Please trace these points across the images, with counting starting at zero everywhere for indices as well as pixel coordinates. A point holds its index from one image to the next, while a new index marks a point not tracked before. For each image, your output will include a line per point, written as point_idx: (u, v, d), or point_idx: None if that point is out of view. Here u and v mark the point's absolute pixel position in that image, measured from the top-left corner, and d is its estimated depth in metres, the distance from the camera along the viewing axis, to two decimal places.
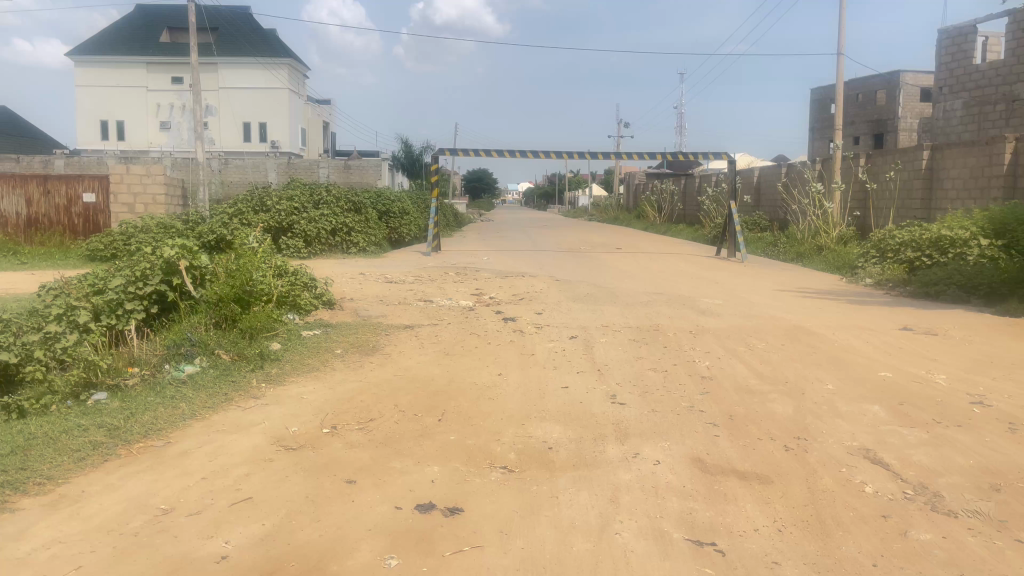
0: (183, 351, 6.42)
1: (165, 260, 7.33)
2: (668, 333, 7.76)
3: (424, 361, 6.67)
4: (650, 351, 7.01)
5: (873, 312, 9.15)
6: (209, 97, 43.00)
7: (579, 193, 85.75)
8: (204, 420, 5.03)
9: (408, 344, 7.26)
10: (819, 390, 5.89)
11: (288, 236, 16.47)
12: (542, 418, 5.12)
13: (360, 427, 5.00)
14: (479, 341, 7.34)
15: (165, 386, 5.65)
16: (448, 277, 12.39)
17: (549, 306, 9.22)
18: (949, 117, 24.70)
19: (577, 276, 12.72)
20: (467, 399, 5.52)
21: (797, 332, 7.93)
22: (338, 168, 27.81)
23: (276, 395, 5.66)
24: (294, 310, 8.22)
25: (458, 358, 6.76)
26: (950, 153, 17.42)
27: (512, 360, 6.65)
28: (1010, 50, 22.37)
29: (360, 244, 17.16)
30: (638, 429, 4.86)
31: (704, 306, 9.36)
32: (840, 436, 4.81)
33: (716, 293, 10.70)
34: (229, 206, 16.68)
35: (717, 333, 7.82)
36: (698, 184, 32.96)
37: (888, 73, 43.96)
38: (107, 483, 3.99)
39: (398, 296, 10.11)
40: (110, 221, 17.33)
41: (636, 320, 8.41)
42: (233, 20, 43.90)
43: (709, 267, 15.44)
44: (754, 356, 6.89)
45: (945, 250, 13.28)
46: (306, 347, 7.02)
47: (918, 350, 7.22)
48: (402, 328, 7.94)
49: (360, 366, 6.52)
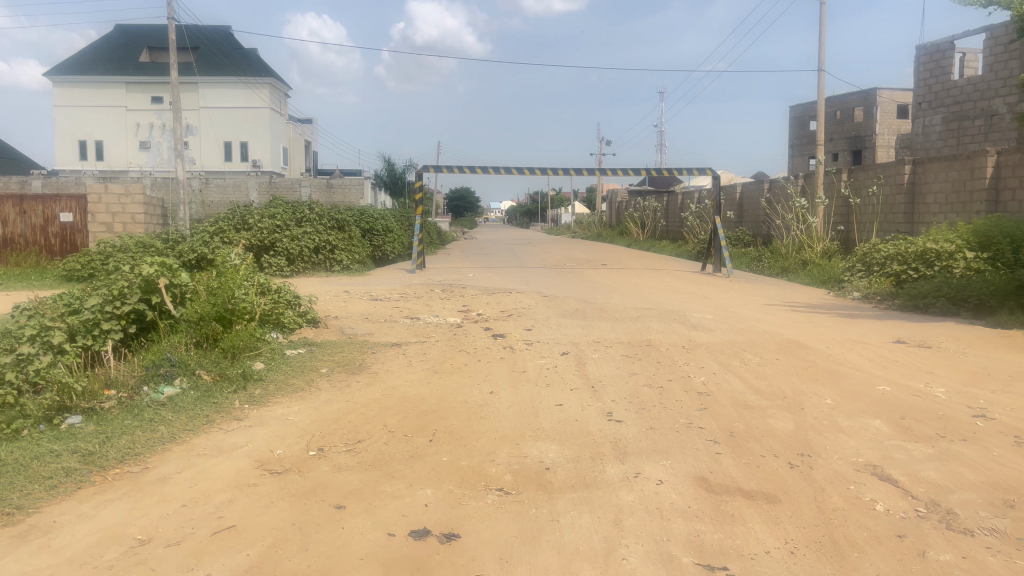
0: (163, 371, 6.21)
1: (144, 277, 7.09)
2: (661, 349, 7.62)
3: (413, 379, 6.48)
4: (644, 367, 6.87)
5: (865, 325, 9.07)
6: (190, 117, 42.70)
7: (560, 211, 85.97)
8: (184, 443, 4.81)
9: (395, 362, 7.07)
10: (819, 405, 5.76)
11: (269, 254, 16.22)
12: (537, 437, 4.95)
13: (348, 449, 4.81)
14: (468, 358, 7.17)
15: (144, 408, 5.42)
16: (434, 294, 12.23)
17: (538, 322, 9.06)
18: (928, 132, 24.90)
19: (565, 292, 12.59)
20: (459, 418, 5.34)
21: (790, 346, 7.82)
22: (321, 187, 27.64)
23: (259, 416, 5.45)
24: (278, 328, 8.00)
25: (447, 376, 6.58)
26: (932, 167, 17.52)
27: (502, 378, 6.48)
28: (988, 66, 22.58)
29: (343, 262, 17.00)
30: (637, 447, 4.70)
31: (695, 320, 9.26)
32: (846, 452, 4.67)
33: (706, 307, 10.61)
34: (209, 225, 16.47)
35: (710, 348, 7.70)
36: (680, 200, 33.03)
37: (865, 90, 44.43)
38: (80, 513, 3.77)
39: (384, 313, 9.92)
40: (88, 240, 17.08)
41: (627, 335, 8.27)
42: (214, 39, 43.68)
43: (695, 282, 15.36)
44: (749, 371, 6.76)
45: (931, 263, 13.27)
46: (291, 366, 6.81)
47: (914, 363, 7.12)
48: (389, 345, 7.75)
49: (346, 385, 6.31)
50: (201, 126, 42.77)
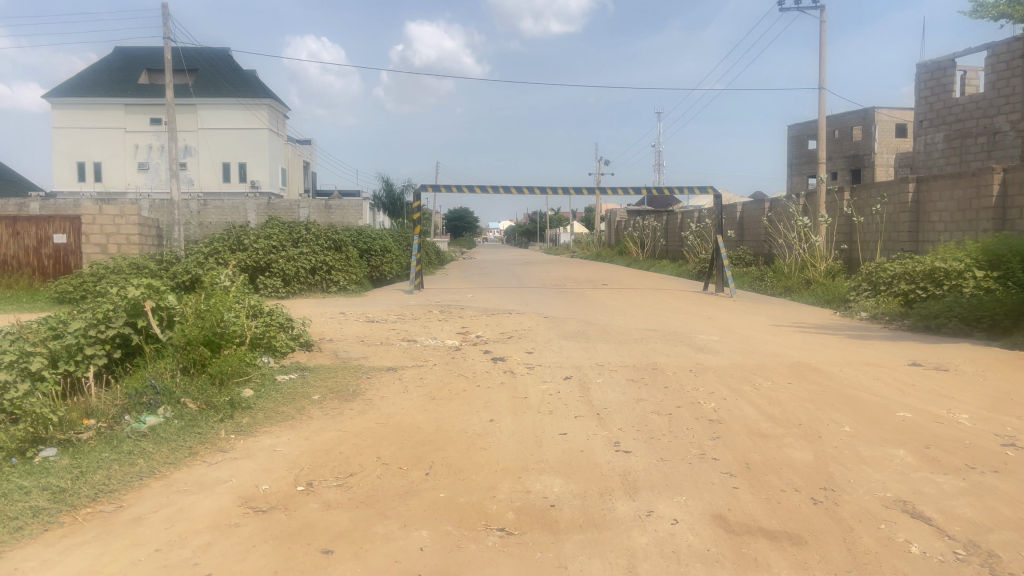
0: (146, 400, 5.90)
1: (130, 300, 6.80)
2: (668, 373, 7.31)
3: (409, 406, 6.17)
4: (651, 392, 6.57)
5: (878, 347, 8.78)
6: (188, 138, 42.59)
7: (559, 231, 86.01)
8: (164, 479, 4.50)
9: (391, 387, 6.76)
10: (837, 433, 5.46)
11: (265, 275, 15.95)
12: (541, 470, 4.65)
13: (339, 484, 4.51)
14: (467, 383, 6.86)
15: (124, 440, 5.09)
16: (432, 315, 11.93)
17: (540, 344, 8.76)
18: (930, 150, 24.76)
19: (567, 313, 12.31)
20: (458, 449, 5.03)
21: (802, 369, 7.52)
22: (319, 208, 27.47)
23: (245, 448, 5.13)
24: (270, 352, 7.69)
25: (445, 402, 6.26)
26: (937, 185, 17.31)
27: (502, 404, 6.17)
28: (990, 83, 22.46)
29: (340, 283, 16.73)
30: (648, 481, 4.40)
31: (702, 342, 8.97)
32: (872, 485, 4.36)
33: (712, 328, 10.32)
34: (204, 246, 16.21)
35: (719, 371, 7.41)
36: (679, 219, 32.84)
37: (864, 109, 44.43)
38: (44, 559, 3.45)
39: (380, 335, 9.61)
40: (82, 262, 16.78)
41: (632, 359, 7.97)
42: (213, 60, 43.67)
43: (698, 302, 15.08)
44: (761, 396, 6.46)
45: (940, 282, 13.00)
46: (281, 393, 6.48)
47: (933, 387, 6.83)
48: (384, 370, 7.44)
49: (339, 414, 5.99)
50: (200, 147, 42.65)
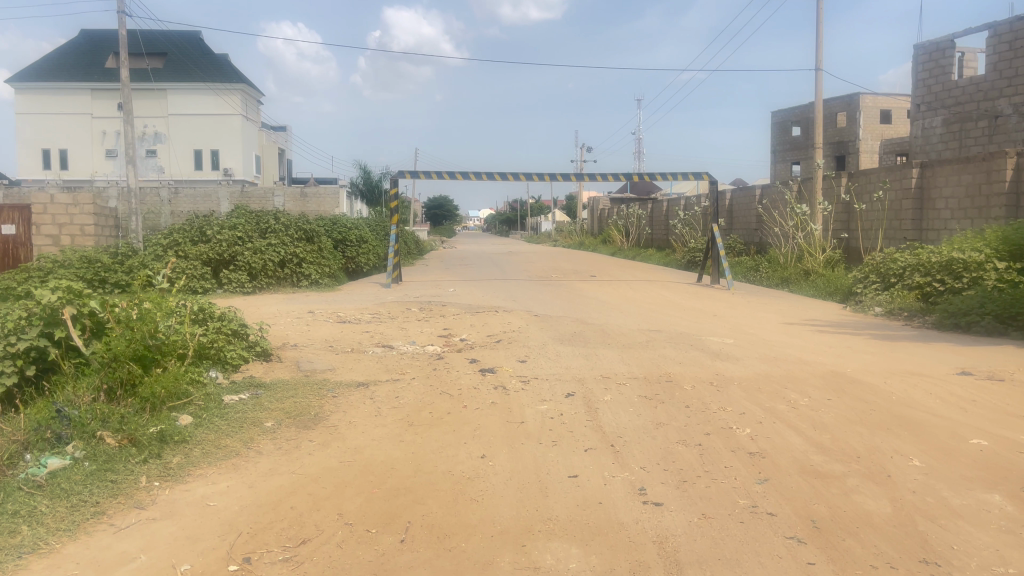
0: (52, 434, 4.75)
1: (45, 306, 5.65)
2: (686, 387, 6.26)
3: (381, 436, 5.08)
4: (671, 414, 5.52)
5: (914, 351, 7.79)
6: (157, 124, 40.97)
7: (539, 220, 85.02)
8: (52, 556, 3.39)
9: (361, 410, 5.66)
10: (908, 472, 4.45)
11: (229, 268, 14.74)
12: (551, 534, 3.59)
13: (286, 557, 3.43)
14: (451, 403, 5.77)
15: (10, 494, 3.96)
16: (411, 314, 10.83)
17: (533, 350, 7.71)
18: (928, 135, 23.92)
19: (558, 310, 11.25)
20: (442, 502, 3.96)
21: (838, 380, 6.51)
22: (294, 196, 26.22)
23: (171, 501, 4.02)
24: (218, 365, 6.55)
25: (425, 430, 5.17)
26: (943, 170, 16.40)
27: (495, 432, 5.09)
28: (991, 65, 21.61)
29: (312, 277, 15.52)
30: (695, 553, 3.36)
31: (716, 346, 7.95)
32: (983, 557, 3.36)
33: (722, 329, 9.32)
34: (162, 238, 14.99)
35: (744, 384, 6.39)
36: (666, 207, 31.86)
37: (848, 95, 43.64)
38: None
39: (351, 340, 8.49)
40: (32, 254, 15.54)
41: (641, 368, 6.91)
42: (182, 44, 42.00)
43: (695, 296, 14.10)
44: (802, 418, 5.44)
45: (959, 275, 12.04)
46: (226, 419, 5.35)
47: (996, 403, 5.84)
48: (353, 386, 6.33)
49: (294, 447, 4.88)
50: (170, 134, 41.07)
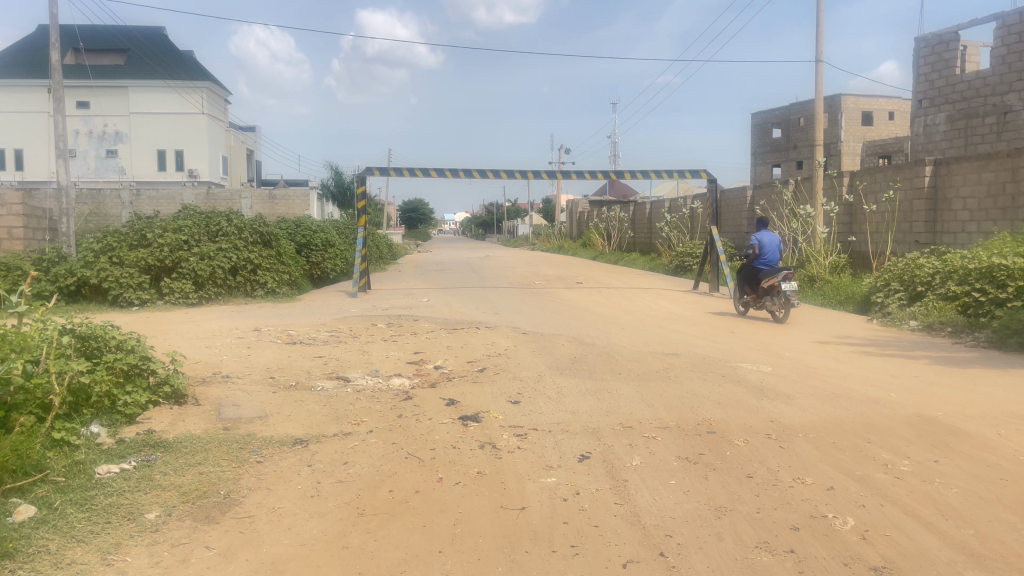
0: None
1: None
2: (737, 443, 4.65)
3: (317, 537, 3.41)
4: (732, 492, 3.90)
5: (1001, 383, 6.26)
6: (118, 123, 38.78)
7: (516, 224, 83.42)
8: None
9: (293, 487, 3.99)
10: None
11: (172, 276, 12.91)
12: None
13: None
14: (422, 475, 4.10)
15: None
16: (379, 332, 9.16)
17: (528, 384, 6.09)
18: (931, 132, 22.67)
19: (548, 326, 9.63)
20: None
21: (933, 430, 4.94)
22: (262, 198, 24.35)
23: None
24: (105, 415, 4.86)
25: (382, 528, 3.49)
26: (959, 167, 14.92)
27: (485, 531, 3.44)
28: (999, 58, 20.35)
29: (268, 285, 13.74)
30: None
31: (754, 377, 6.38)
32: None
33: (750, 351, 7.76)
34: (94, 241, 13.07)
35: (813, 438, 4.78)
36: (649, 209, 30.34)
37: (830, 96, 42.57)
38: None
39: (299, 369, 6.80)
40: None
41: (670, 412, 5.30)
42: (141, 41, 39.91)
43: (700, 307, 12.57)
44: (918, 498, 3.84)
45: (1002, 283, 10.44)
46: (90, 507, 3.66)
47: None
48: (289, 444, 4.64)
49: (182, 564, 3.19)
50: (131, 134, 38.90)
